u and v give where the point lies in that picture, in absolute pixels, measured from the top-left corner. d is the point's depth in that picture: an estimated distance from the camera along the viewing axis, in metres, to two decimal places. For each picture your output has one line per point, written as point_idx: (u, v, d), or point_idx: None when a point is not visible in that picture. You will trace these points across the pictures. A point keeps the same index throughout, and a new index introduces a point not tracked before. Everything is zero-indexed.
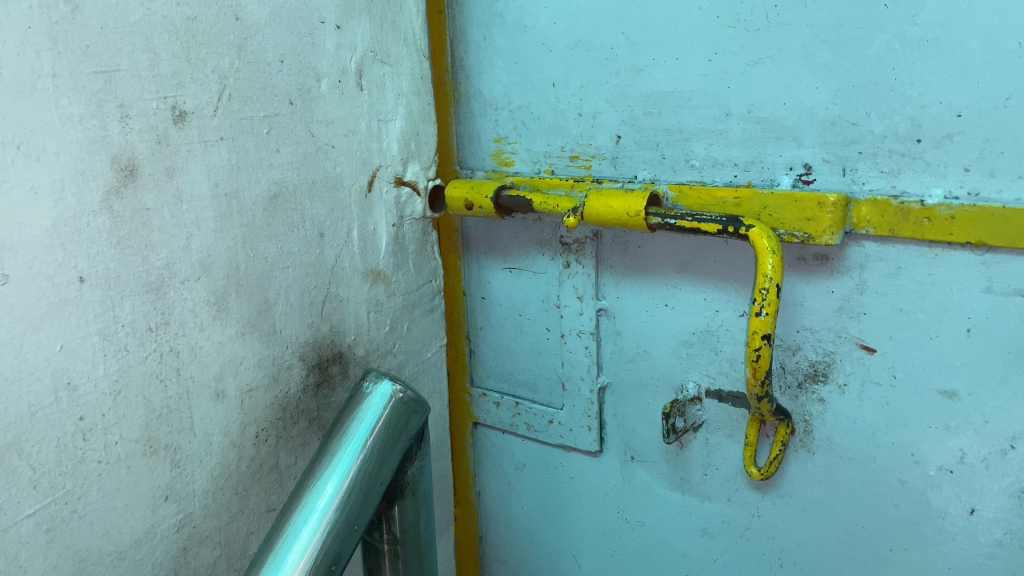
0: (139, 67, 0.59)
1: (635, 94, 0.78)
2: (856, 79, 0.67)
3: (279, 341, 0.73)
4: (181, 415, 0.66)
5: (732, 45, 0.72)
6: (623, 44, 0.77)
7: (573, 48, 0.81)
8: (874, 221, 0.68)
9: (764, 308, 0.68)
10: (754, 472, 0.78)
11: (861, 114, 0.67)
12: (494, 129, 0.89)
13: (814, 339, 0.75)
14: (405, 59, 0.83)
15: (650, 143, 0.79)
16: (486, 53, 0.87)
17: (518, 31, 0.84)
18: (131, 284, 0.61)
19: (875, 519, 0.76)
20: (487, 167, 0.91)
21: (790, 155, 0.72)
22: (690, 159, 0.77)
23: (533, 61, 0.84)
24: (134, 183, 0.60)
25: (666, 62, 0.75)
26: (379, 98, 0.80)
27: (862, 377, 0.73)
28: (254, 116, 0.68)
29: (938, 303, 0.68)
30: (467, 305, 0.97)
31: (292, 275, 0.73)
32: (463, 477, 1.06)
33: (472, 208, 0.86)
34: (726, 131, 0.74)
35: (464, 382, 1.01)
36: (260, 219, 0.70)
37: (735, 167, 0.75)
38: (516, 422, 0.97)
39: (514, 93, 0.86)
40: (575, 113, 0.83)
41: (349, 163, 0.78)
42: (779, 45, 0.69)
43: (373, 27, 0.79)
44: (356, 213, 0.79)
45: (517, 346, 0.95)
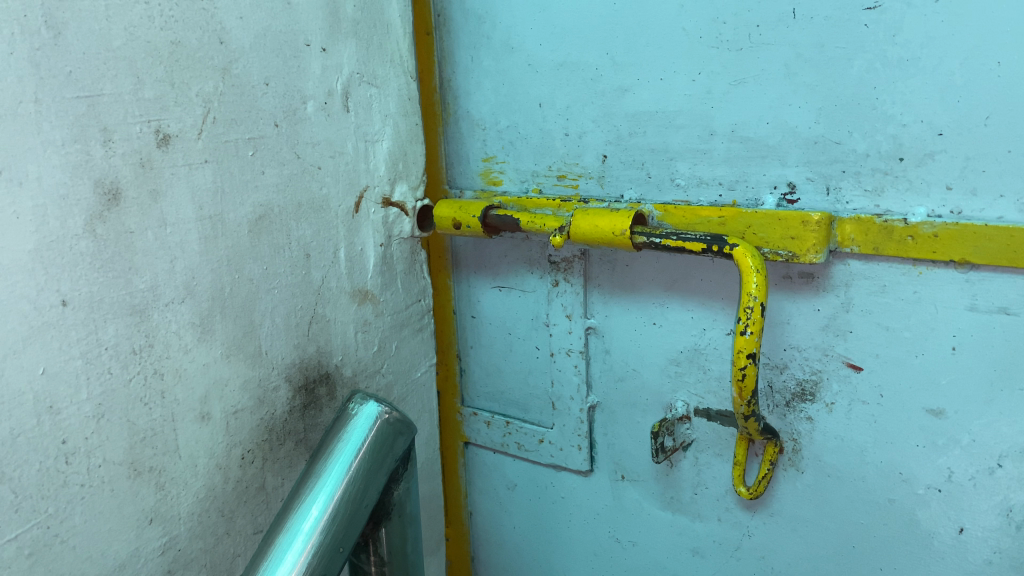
0: (123, 91, 0.59)
1: (621, 113, 0.78)
2: (838, 98, 0.67)
3: (265, 362, 0.73)
4: (166, 437, 0.66)
5: (714, 65, 0.72)
6: (608, 65, 0.78)
7: (560, 69, 0.81)
8: (858, 239, 0.68)
9: (749, 327, 0.68)
10: (743, 491, 0.77)
11: (843, 132, 0.67)
12: (483, 149, 0.90)
13: (801, 357, 0.75)
14: (392, 80, 0.84)
15: (636, 162, 0.79)
16: (474, 74, 0.87)
17: (505, 52, 0.84)
18: (114, 307, 0.61)
19: (865, 538, 0.76)
20: (475, 187, 0.91)
21: (774, 174, 0.72)
22: (676, 178, 0.77)
23: (520, 82, 0.84)
24: (117, 207, 0.60)
25: (651, 82, 0.76)
26: (366, 120, 0.81)
27: (849, 395, 0.73)
28: (238, 139, 0.68)
29: (924, 321, 0.68)
30: (457, 324, 0.97)
31: (278, 296, 0.73)
32: (455, 497, 1.06)
33: (460, 227, 0.86)
34: (710, 150, 0.74)
35: (455, 402, 1.00)
36: (246, 241, 0.70)
37: (720, 185, 0.75)
38: (507, 441, 0.97)
39: (501, 113, 0.87)
40: (562, 133, 0.83)
41: (335, 185, 0.78)
42: (762, 65, 0.70)
43: (359, 49, 0.79)
44: (343, 233, 0.79)
45: (507, 365, 0.95)
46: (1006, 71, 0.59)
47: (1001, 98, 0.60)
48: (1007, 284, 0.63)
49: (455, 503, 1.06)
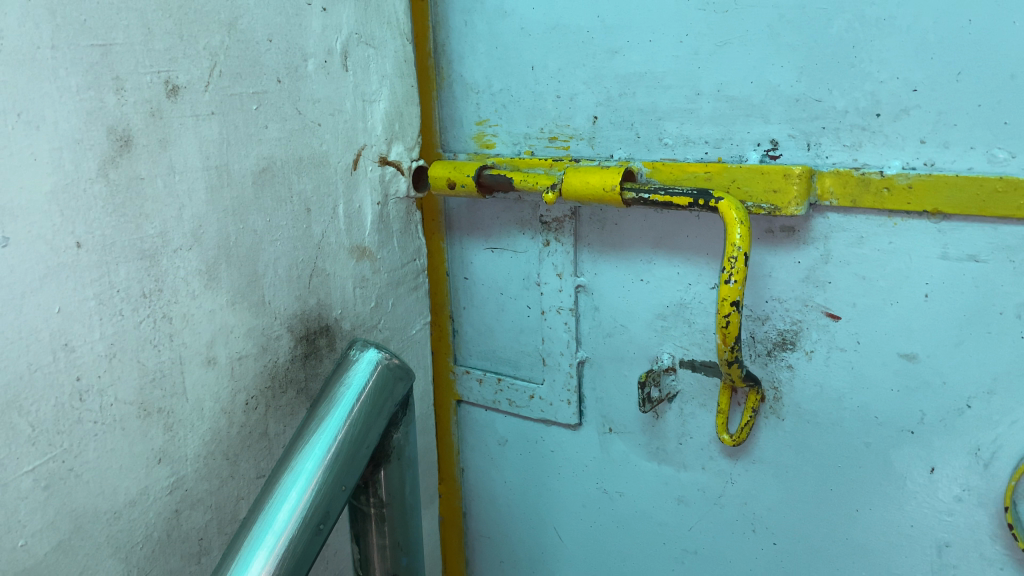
0: (134, 41, 0.62)
1: (611, 75, 0.81)
2: (819, 58, 0.70)
3: (268, 311, 0.76)
4: (174, 379, 0.68)
5: (701, 27, 0.75)
6: (599, 28, 0.81)
7: (552, 32, 0.84)
8: (837, 192, 0.71)
9: (733, 276, 0.71)
10: (726, 438, 0.81)
11: (824, 90, 0.71)
12: (476, 112, 0.92)
13: (782, 308, 0.78)
14: (389, 42, 0.86)
15: (625, 123, 0.82)
16: (468, 38, 0.90)
17: (498, 16, 0.87)
18: (126, 251, 0.63)
19: (842, 481, 0.80)
20: (469, 149, 0.94)
21: (758, 132, 0.75)
22: (664, 137, 0.80)
23: (512, 46, 0.87)
24: (129, 153, 0.62)
25: (640, 45, 0.79)
26: (364, 80, 0.83)
27: (828, 343, 0.77)
28: (243, 93, 0.70)
29: (898, 270, 0.71)
30: (450, 286, 1.00)
31: (280, 248, 0.76)
32: (447, 455, 1.09)
33: (454, 187, 0.89)
34: (697, 109, 0.78)
35: (447, 361, 1.03)
36: (250, 192, 0.72)
37: (706, 144, 0.78)
38: (498, 399, 1.00)
39: (494, 77, 0.90)
40: (554, 95, 0.86)
41: (335, 142, 0.80)
42: (746, 26, 0.73)
43: (358, 11, 0.81)
44: (342, 190, 0.82)
45: (499, 324, 0.98)
46: (976, 29, 0.63)
47: (972, 54, 0.64)
48: (976, 232, 0.67)
49: (447, 461, 1.09)
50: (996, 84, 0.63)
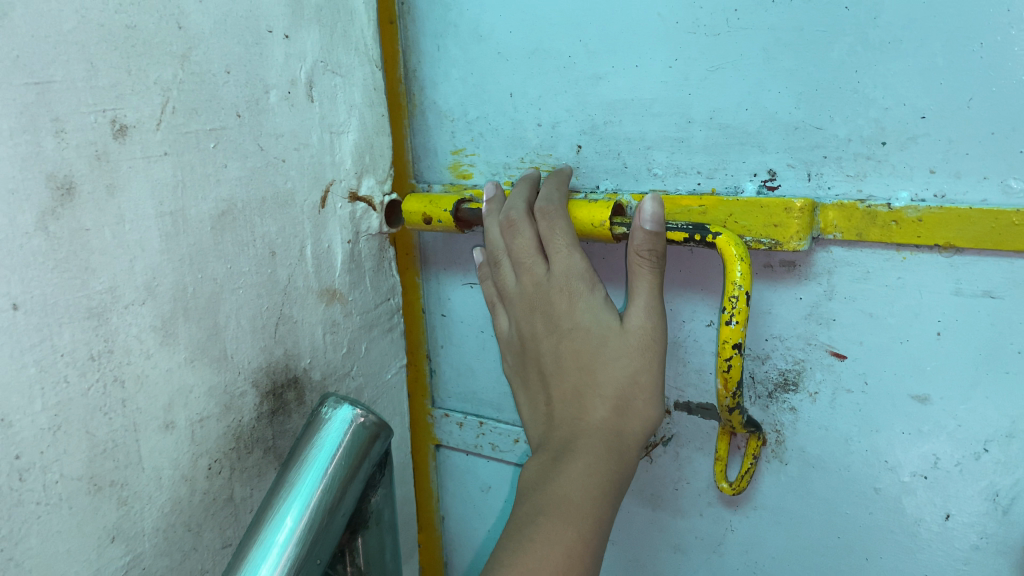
0: (75, 78, 0.55)
1: (595, 102, 0.77)
2: (819, 82, 0.65)
3: (230, 367, 0.69)
4: (128, 449, 0.61)
5: (692, 51, 0.70)
6: (581, 52, 0.76)
7: (531, 57, 0.79)
8: (841, 225, 0.67)
9: (735, 317, 0.66)
10: (725, 488, 0.78)
11: (824, 118, 0.66)
12: (451, 141, 0.87)
13: (784, 347, 0.75)
14: (357, 70, 0.80)
15: (611, 152, 0.78)
16: (440, 64, 0.85)
17: (473, 40, 0.82)
18: (71, 311, 0.56)
19: (849, 528, 0.77)
20: (444, 180, 0.89)
21: (754, 161, 0.70)
22: (653, 167, 0.76)
23: (489, 71, 0.82)
24: (71, 202, 0.55)
25: (626, 70, 0.74)
26: (331, 111, 0.77)
27: (833, 384, 0.73)
28: (199, 130, 0.64)
29: (908, 306, 0.67)
30: (426, 323, 0.94)
31: (243, 297, 0.69)
32: (427, 499, 1.05)
33: (431, 222, 0.82)
34: (688, 138, 0.73)
35: (425, 403, 0.98)
36: (208, 238, 0.66)
37: (698, 174, 0.74)
38: (481, 443, 0.95)
39: (470, 104, 0.84)
40: (534, 123, 0.81)
41: (300, 178, 0.74)
42: (740, 50, 0.68)
43: (323, 36, 0.75)
44: (310, 229, 0.75)
45: (480, 364, 0.92)
46: (988, 53, 0.58)
47: (984, 80, 0.59)
48: (991, 267, 0.62)
49: (427, 505, 1.05)
50: (1013, 111, 0.59)
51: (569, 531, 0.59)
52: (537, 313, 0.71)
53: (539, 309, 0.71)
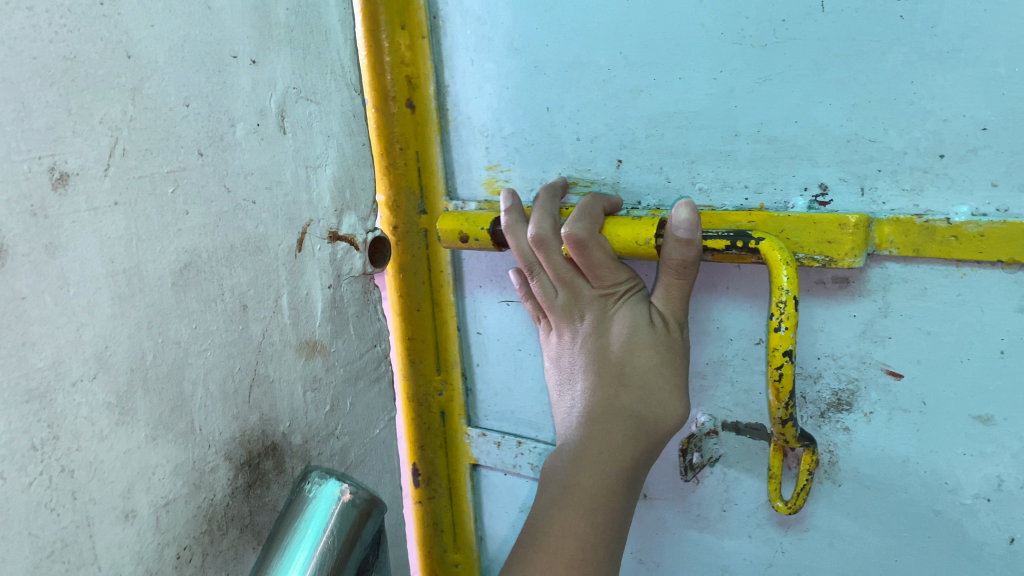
0: (3, 121, 0.46)
1: (636, 116, 0.75)
2: (873, 94, 0.62)
3: (199, 440, 0.61)
4: (81, 547, 0.52)
5: (737, 62, 0.67)
6: (620, 65, 0.74)
7: (569, 70, 0.77)
8: (897, 241, 0.63)
9: (783, 323, 0.63)
10: (781, 506, 0.73)
11: (879, 130, 0.63)
12: (484, 155, 0.87)
13: (837, 366, 0.72)
14: (334, 95, 0.71)
15: (654, 167, 0.75)
16: (474, 78, 0.84)
17: (507, 55, 0.81)
18: (9, 395, 0.47)
19: (910, 552, 0.74)
20: (479, 197, 0.89)
21: (806, 175, 0.67)
22: (699, 182, 0.73)
23: (524, 84, 0.81)
24: (3, 268, 0.46)
25: (667, 82, 0.71)
26: (306, 142, 0.68)
27: (890, 404, 0.71)
28: (155, 174, 0.56)
29: (967, 325, 0.64)
30: (460, 342, 0.98)
31: (211, 359, 0.61)
32: (463, 520, 1.09)
33: (467, 240, 0.83)
34: (736, 151, 0.70)
35: (460, 422, 1.03)
36: (169, 296, 0.57)
37: (746, 188, 0.71)
38: (519, 463, 1.00)
39: (505, 118, 0.84)
40: (573, 138, 0.80)
41: (273, 221, 0.65)
42: (789, 60, 0.65)
43: (295, 60, 0.67)
44: (285, 277, 0.67)
45: (516, 385, 0.97)
46: None
47: None
48: None
49: (464, 526, 1.09)
50: None
51: (580, 512, 0.68)
52: (571, 316, 0.77)
53: (573, 313, 0.77)
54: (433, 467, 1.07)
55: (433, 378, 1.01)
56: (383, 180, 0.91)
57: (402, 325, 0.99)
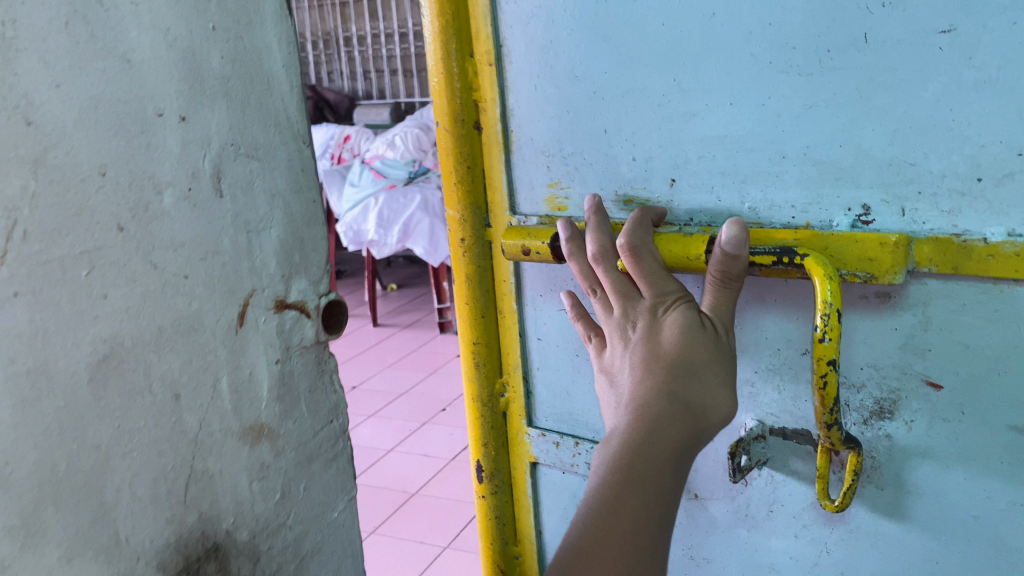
0: None
1: (688, 138, 0.86)
2: (913, 120, 0.72)
3: (125, 553, 0.53)
4: None
5: (784, 89, 0.78)
6: (676, 91, 0.86)
7: (625, 96, 0.89)
8: (936, 260, 0.73)
9: (828, 334, 0.73)
10: (828, 505, 0.82)
11: (918, 155, 0.73)
12: (547, 175, 1.00)
13: (878, 375, 0.82)
14: (280, 148, 0.63)
15: (704, 186, 0.87)
16: (536, 101, 0.97)
17: (569, 79, 0.93)
18: None
19: (947, 555, 0.83)
20: (541, 211, 1.01)
21: (848, 196, 0.78)
22: (747, 201, 0.84)
23: (586, 109, 0.93)
24: None
25: (716, 108, 0.83)
26: (247, 204, 0.61)
27: (929, 412, 0.80)
28: (64, 256, 0.48)
29: (1007, 340, 0.73)
30: (521, 346, 1.10)
31: (137, 459, 0.53)
32: (524, 515, 1.21)
33: (529, 252, 0.97)
34: (783, 171, 0.81)
35: (520, 422, 1.15)
36: (84, 395, 0.50)
37: (793, 208, 0.82)
38: (574, 463, 1.11)
39: (566, 141, 0.96)
40: (630, 158, 0.91)
41: (209, 295, 0.58)
42: (836, 89, 0.75)
43: (233, 113, 0.59)
44: (224, 356, 0.59)
45: (573, 390, 1.08)
46: None
47: None
48: None
49: (524, 521, 1.21)
50: None
51: (610, 488, 0.65)
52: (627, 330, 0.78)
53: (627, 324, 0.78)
54: (500, 463, 1.17)
55: (498, 379, 1.13)
56: (452, 195, 1.05)
57: (469, 329, 1.11)
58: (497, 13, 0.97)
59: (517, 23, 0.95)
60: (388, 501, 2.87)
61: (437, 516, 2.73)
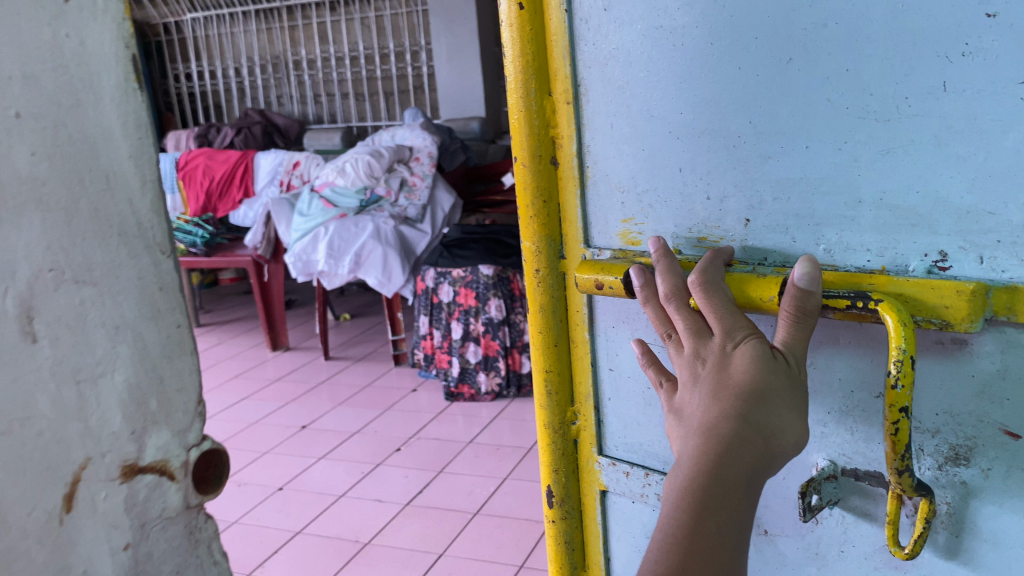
0: None
1: (764, 179, 0.69)
2: (994, 168, 0.56)
3: None
4: None
5: (860, 135, 0.62)
6: (751, 134, 0.69)
7: (699, 137, 0.73)
8: (1015, 309, 0.57)
9: (900, 380, 0.58)
10: (897, 553, 0.64)
11: (998, 203, 0.57)
12: (620, 210, 0.82)
13: (955, 423, 0.63)
14: (126, 265, 0.48)
15: (779, 227, 0.70)
16: (613, 140, 0.80)
17: (642, 118, 0.77)
18: None
19: None
20: (613, 246, 0.83)
21: (925, 242, 0.61)
22: (823, 245, 0.67)
23: (659, 150, 0.76)
24: None
25: (795, 150, 0.67)
26: (77, 346, 0.45)
27: (1010, 463, 0.61)
28: None
29: None
30: (593, 376, 0.90)
31: None
32: (592, 542, 0.97)
33: (602, 287, 0.79)
34: (858, 216, 0.64)
35: (591, 450, 0.93)
36: None
37: (868, 251, 0.65)
38: (647, 493, 0.89)
39: (641, 177, 0.79)
40: (703, 198, 0.74)
41: (16, 481, 0.42)
42: (911, 137, 0.60)
43: (51, 228, 0.44)
44: (41, 557, 0.43)
45: (647, 418, 0.87)
46: None
47: None
48: None
49: (592, 547, 0.97)
50: None
51: (678, 515, 0.54)
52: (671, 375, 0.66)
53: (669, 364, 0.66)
54: (564, 493, 0.95)
55: (565, 407, 0.93)
56: (527, 227, 0.88)
57: (539, 358, 0.92)
58: (577, 54, 0.81)
59: (596, 65, 0.79)
60: (339, 552, 2.69)
61: (392, 568, 2.55)
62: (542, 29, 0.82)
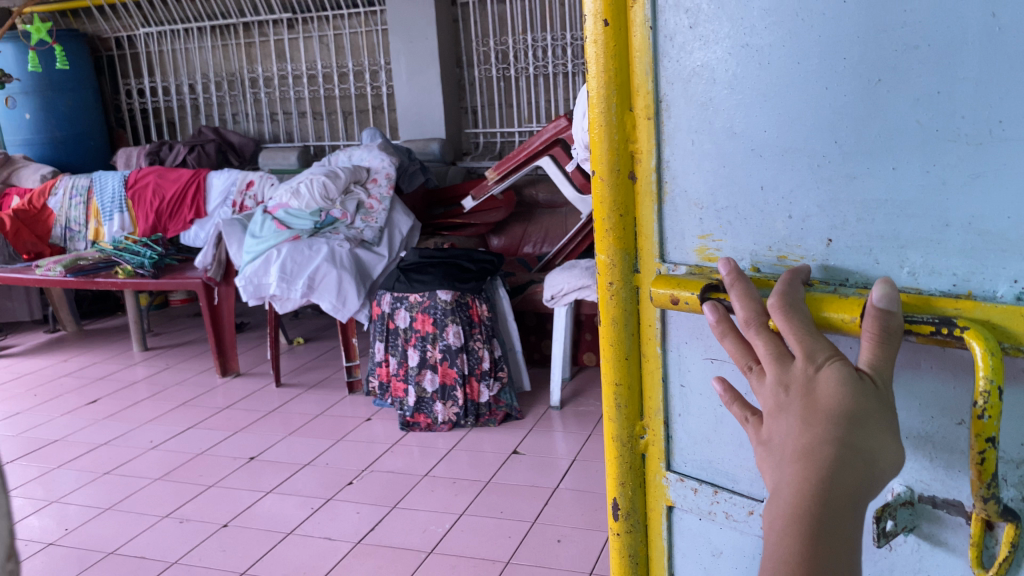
0: None
1: (849, 200, 0.69)
2: None
3: None
4: None
5: (949, 158, 0.62)
6: (836, 153, 0.69)
7: (786, 154, 0.72)
8: None
9: (986, 411, 0.56)
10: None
11: None
12: (697, 226, 0.81)
13: None
14: None
15: (863, 248, 0.69)
16: (694, 156, 0.79)
17: (727, 136, 0.76)
18: None
19: None
20: (689, 262, 0.82)
21: (1016, 268, 0.60)
22: (907, 267, 0.66)
23: (743, 166, 0.76)
24: None
25: (881, 172, 0.66)
26: None
27: None
28: None
29: None
30: (663, 392, 0.88)
31: None
32: (657, 556, 0.95)
33: (677, 302, 0.77)
34: (944, 240, 0.63)
35: (658, 465, 0.91)
36: None
37: (954, 276, 0.63)
38: (714, 511, 0.87)
39: (720, 194, 0.78)
40: (785, 216, 0.74)
41: None
42: (1005, 160, 0.59)
43: None
44: None
45: (718, 436, 0.85)
46: None
47: None
48: None
49: (657, 563, 0.95)
50: None
51: (786, 545, 0.51)
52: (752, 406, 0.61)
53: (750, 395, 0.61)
54: (629, 506, 0.94)
55: (634, 421, 0.91)
56: (603, 239, 0.87)
57: (609, 370, 0.91)
58: (659, 69, 0.80)
59: (679, 82, 0.78)
60: None
61: None
62: (626, 44, 0.82)
